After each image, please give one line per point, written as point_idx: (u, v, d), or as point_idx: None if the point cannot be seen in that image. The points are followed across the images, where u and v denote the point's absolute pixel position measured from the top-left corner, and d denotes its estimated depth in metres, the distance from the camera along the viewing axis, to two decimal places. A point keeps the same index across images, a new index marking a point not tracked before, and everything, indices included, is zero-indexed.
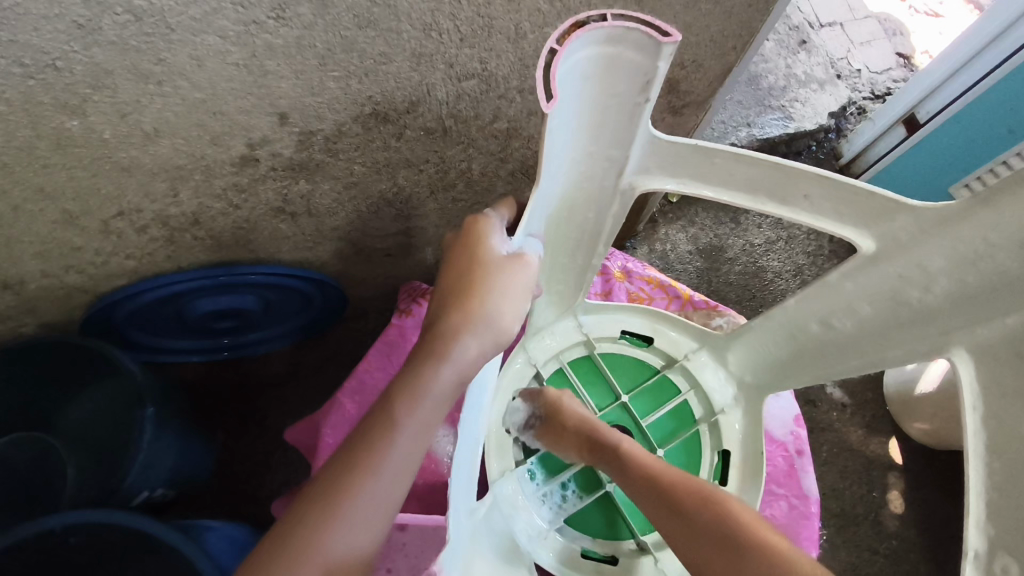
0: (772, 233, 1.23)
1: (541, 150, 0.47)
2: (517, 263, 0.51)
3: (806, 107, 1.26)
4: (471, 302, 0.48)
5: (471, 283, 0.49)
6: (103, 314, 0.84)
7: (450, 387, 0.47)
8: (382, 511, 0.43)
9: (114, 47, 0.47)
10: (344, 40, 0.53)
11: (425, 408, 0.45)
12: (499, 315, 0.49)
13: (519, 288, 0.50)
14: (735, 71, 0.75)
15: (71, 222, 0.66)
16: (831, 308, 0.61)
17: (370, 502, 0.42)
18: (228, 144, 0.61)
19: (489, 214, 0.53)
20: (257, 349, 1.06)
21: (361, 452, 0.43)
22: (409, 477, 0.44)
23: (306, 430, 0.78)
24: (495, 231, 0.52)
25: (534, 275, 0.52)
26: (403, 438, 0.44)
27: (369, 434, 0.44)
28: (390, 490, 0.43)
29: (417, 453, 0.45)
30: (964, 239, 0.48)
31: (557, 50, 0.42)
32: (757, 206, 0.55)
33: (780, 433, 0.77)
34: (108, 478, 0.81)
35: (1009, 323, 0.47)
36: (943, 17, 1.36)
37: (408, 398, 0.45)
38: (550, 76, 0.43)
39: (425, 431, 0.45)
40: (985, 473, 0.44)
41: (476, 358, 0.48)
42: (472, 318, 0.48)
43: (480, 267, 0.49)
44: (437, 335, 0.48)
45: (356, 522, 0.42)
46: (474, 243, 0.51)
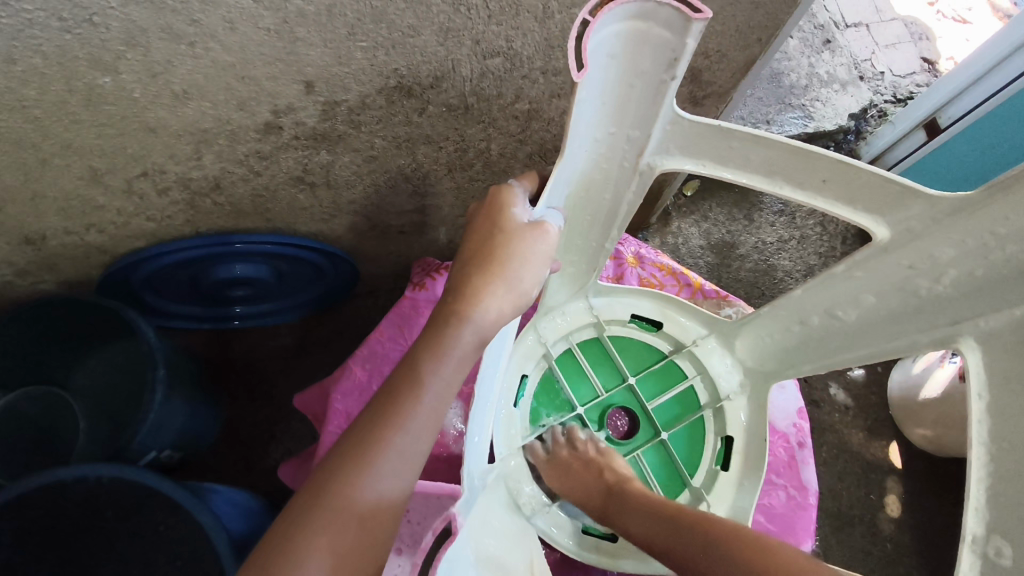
0: (785, 233, 1.23)
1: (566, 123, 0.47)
2: (537, 232, 0.51)
3: (826, 108, 1.25)
4: (492, 269, 0.49)
5: (491, 251, 0.50)
6: (122, 275, 0.85)
7: (470, 348, 0.48)
8: (409, 462, 0.44)
9: (150, 5, 0.48)
10: (374, 11, 0.54)
11: (447, 366, 0.47)
12: (519, 281, 0.50)
13: (539, 256, 0.51)
14: (758, 65, 0.75)
15: (96, 179, 0.67)
16: (836, 299, 0.62)
17: (398, 453, 0.44)
18: (254, 110, 0.62)
19: (513, 184, 0.54)
20: (268, 318, 1.07)
21: (388, 407, 0.45)
22: (432, 432, 0.46)
23: (317, 397, 0.80)
24: (517, 201, 0.52)
25: (553, 246, 0.52)
26: (427, 394, 0.46)
27: (395, 390, 0.46)
28: (416, 443, 0.45)
29: (440, 410, 0.46)
30: (974, 232, 0.48)
31: (588, 22, 0.42)
32: (774, 190, 0.56)
33: (782, 424, 0.77)
34: (118, 436, 0.82)
35: (1015, 314, 0.47)
36: (970, 24, 1.35)
37: (432, 358, 0.47)
38: (580, 48, 0.43)
39: (447, 388, 0.47)
40: (988, 460, 0.44)
41: (495, 320, 0.49)
42: (492, 285, 0.49)
43: (502, 234, 0.50)
44: (458, 297, 0.49)
45: (385, 472, 0.43)
46: (497, 211, 0.51)
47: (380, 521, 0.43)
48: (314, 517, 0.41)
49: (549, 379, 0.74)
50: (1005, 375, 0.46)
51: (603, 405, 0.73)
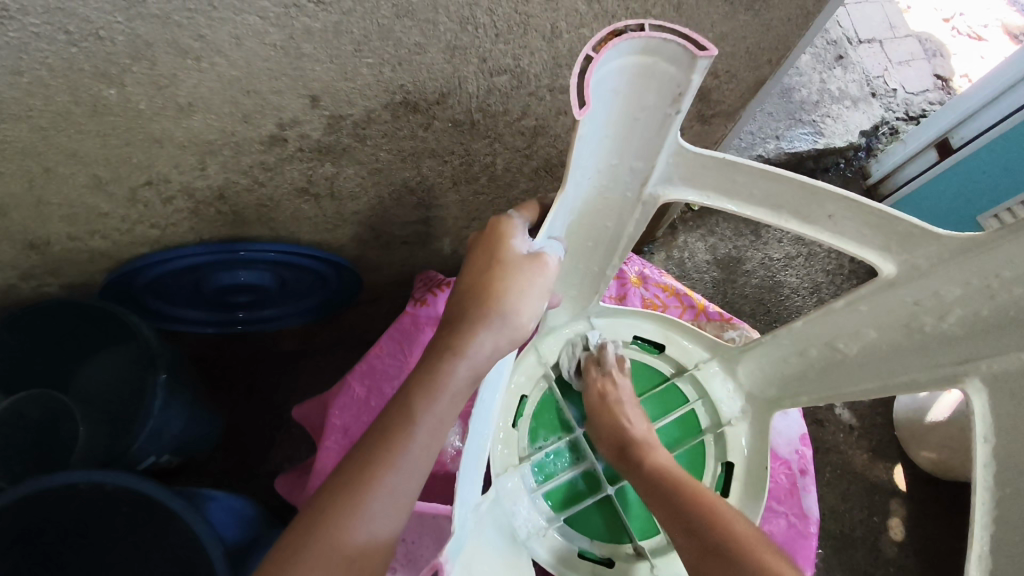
0: (792, 249, 1.22)
1: (569, 156, 0.47)
2: (535, 263, 0.51)
3: (836, 124, 1.24)
4: (490, 300, 0.49)
5: (489, 281, 0.49)
6: (125, 280, 0.85)
7: (466, 382, 0.48)
8: (400, 502, 0.44)
9: (156, 20, 0.48)
10: (381, 28, 0.54)
11: (441, 403, 0.46)
12: (516, 313, 0.49)
13: (536, 287, 0.51)
14: (768, 84, 0.75)
15: (100, 187, 0.67)
16: (839, 331, 0.61)
17: (388, 494, 0.43)
18: (259, 123, 0.62)
19: (512, 216, 0.53)
20: (270, 325, 1.07)
21: (379, 443, 0.44)
22: (425, 470, 0.45)
23: (316, 409, 0.79)
24: (517, 232, 0.52)
25: (552, 277, 0.52)
26: (422, 431, 0.45)
27: (390, 424, 0.45)
28: (408, 483, 0.44)
29: (434, 445, 0.46)
30: (979, 273, 0.47)
31: (593, 57, 0.42)
32: (780, 224, 0.55)
33: (785, 450, 0.76)
34: (118, 441, 0.82)
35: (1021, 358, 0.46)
36: (985, 42, 1.34)
37: (426, 391, 0.46)
38: (584, 84, 0.43)
39: (441, 424, 0.46)
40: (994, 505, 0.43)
41: (491, 352, 0.49)
42: (489, 315, 0.49)
43: (500, 266, 0.50)
44: (455, 329, 0.48)
45: (376, 512, 0.43)
46: (495, 243, 0.51)
47: (371, 562, 0.42)
48: (303, 557, 0.41)
49: (549, 402, 0.73)
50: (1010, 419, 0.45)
51: None
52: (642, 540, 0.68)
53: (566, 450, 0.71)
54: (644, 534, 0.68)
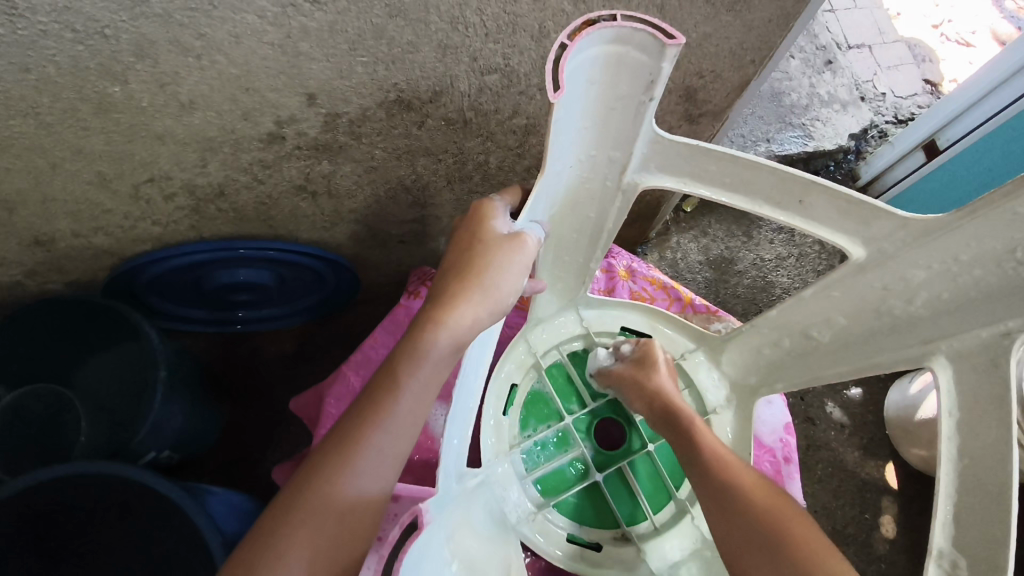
0: (783, 250, 1.24)
1: (546, 143, 0.49)
2: (515, 243, 0.52)
3: (826, 127, 1.26)
4: (470, 277, 0.51)
5: (470, 259, 0.51)
6: (127, 278, 0.87)
7: (447, 353, 0.49)
8: (387, 462, 0.47)
9: (160, 19, 0.50)
10: (375, 27, 0.56)
11: (424, 370, 0.48)
12: (496, 289, 0.51)
13: (516, 264, 0.52)
14: (753, 84, 0.77)
15: (104, 184, 0.69)
16: (812, 319, 0.63)
17: (376, 453, 0.46)
18: (258, 120, 0.64)
19: (494, 200, 0.56)
20: (268, 324, 1.08)
21: (367, 409, 0.47)
22: (411, 434, 0.48)
23: (312, 402, 0.81)
24: (497, 213, 0.54)
25: (531, 255, 0.53)
26: (405, 398, 0.48)
27: (375, 394, 0.48)
28: (394, 444, 0.47)
29: (418, 413, 0.48)
30: (938, 257, 0.50)
31: (567, 45, 0.45)
32: (754, 209, 0.57)
33: (769, 439, 0.78)
34: (120, 433, 0.84)
35: (979, 336, 0.49)
36: (973, 47, 1.37)
37: (408, 362, 0.48)
38: (557, 70, 0.45)
39: (424, 393, 0.49)
40: (956, 474, 0.47)
41: (472, 325, 0.50)
42: (469, 290, 0.50)
43: (480, 244, 0.52)
44: (436, 305, 0.50)
45: (364, 470, 0.46)
46: (477, 222, 0.54)
47: (361, 516, 0.45)
48: (296, 512, 0.44)
49: (538, 389, 0.74)
50: (986, 402, 0.48)
51: (590, 416, 0.74)
52: (629, 525, 0.69)
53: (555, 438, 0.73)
54: (632, 519, 0.70)
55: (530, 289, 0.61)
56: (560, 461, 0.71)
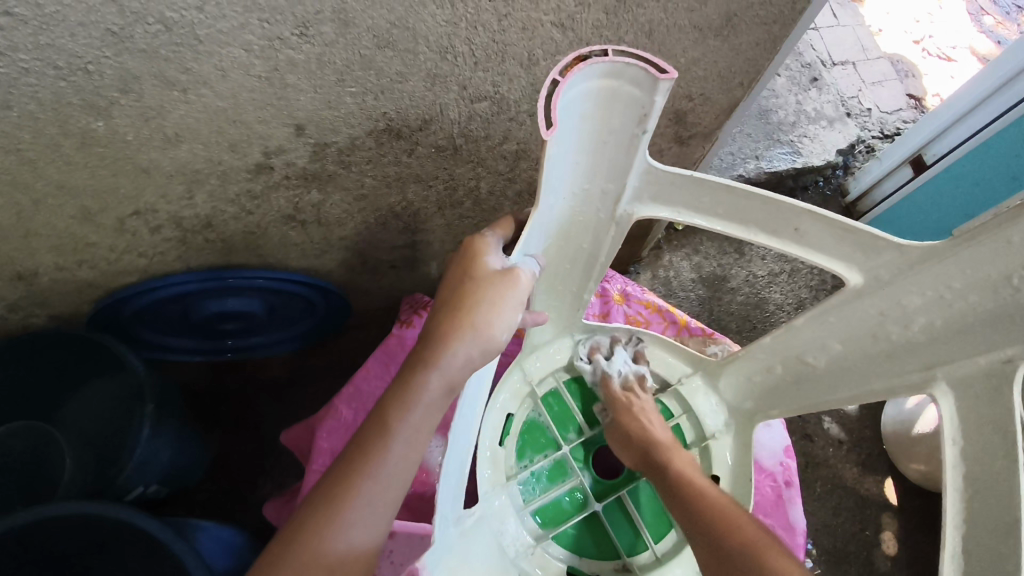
0: (775, 266, 1.24)
1: (539, 179, 0.48)
2: (507, 279, 0.51)
3: (814, 143, 1.27)
4: (462, 315, 0.50)
5: (463, 297, 0.50)
6: (114, 310, 0.86)
7: (439, 395, 0.49)
8: (378, 510, 0.45)
9: (144, 54, 0.50)
10: (363, 59, 0.55)
11: (416, 413, 0.48)
12: (489, 327, 0.50)
13: (510, 300, 0.51)
14: (742, 106, 0.77)
15: (88, 218, 0.68)
16: (808, 345, 0.63)
17: (367, 502, 0.45)
18: (245, 152, 0.63)
19: (487, 235, 0.55)
20: (259, 352, 1.07)
21: (358, 456, 0.46)
22: (405, 479, 0.47)
23: (304, 434, 0.79)
24: (490, 249, 0.53)
25: (524, 292, 0.53)
26: (396, 442, 0.47)
27: (365, 440, 0.47)
28: (386, 492, 0.46)
29: (412, 457, 0.47)
30: (932, 284, 0.50)
31: (560, 81, 0.44)
32: (749, 237, 0.56)
33: (769, 463, 0.77)
34: (107, 471, 0.81)
35: (978, 363, 0.49)
36: (954, 62, 1.39)
37: (400, 405, 0.47)
38: (550, 107, 0.44)
39: (417, 436, 0.47)
40: (960, 509, 0.46)
41: (464, 365, 0.49)
42: (462, 329, 0.49)
43: (472, 281, 0.51)
44: (428, 345, 0.50)
45: (354, 520, 0.44)
46: (470, 259, 0.53)
47: (352, 569, 0.44)
48: (285, 566, 0.43)
49: (535, 419, 0.74)
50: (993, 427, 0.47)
51: (588, 445, 0.73)
52: (629, 556, 0.69)
53: (554, 468, 0.72)
54: (632, 550, 0.69)
55: (529, 321, 0.59)
56: (559, 491, 0.70)
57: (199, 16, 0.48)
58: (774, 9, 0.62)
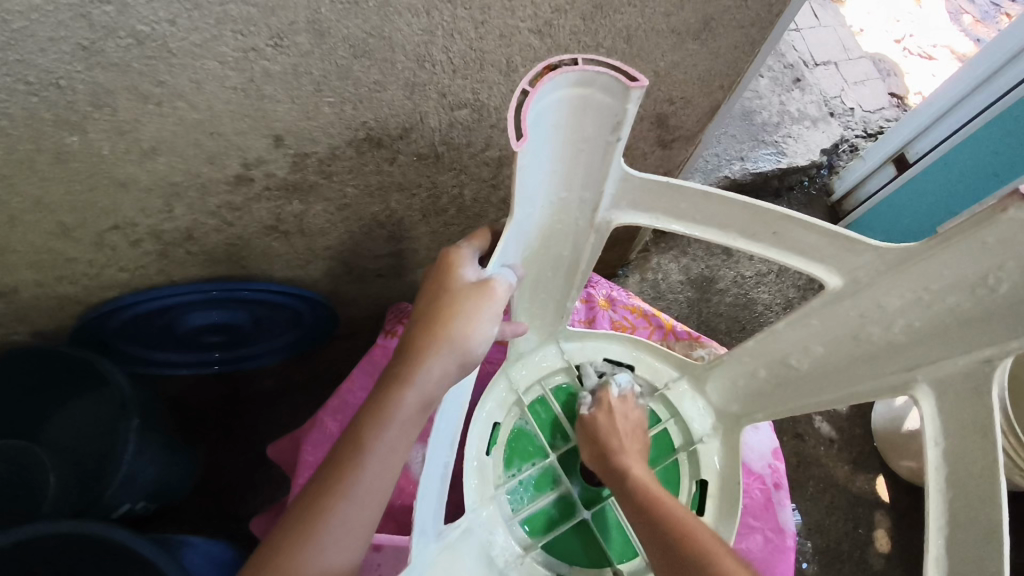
0: (763, 266, 1.25)
1: (513, 189, 0.48)
2: (483, 292, 0.51)
3: (798, 144, 1.27)
4: (436, 329, 0.49)
5: (437, 311, 0.50)
6: (96, 325, 0.85)
7: (414, 412, 0.48)
8: (352, 532, 0.45)
9: (117, 68, 0.49)
10: (340, 68, 0.55)
11: (390, 431, 0.47)
12: (465, 340, 0.50)
13: (486, 313, 0.51)
14: (723, 108, 0.77)
15: (66, 233, 0.67)
16: (791, 348, 0.63)
17: (340, 523, 0.45)
18: (224, 164, 0.63)
19: (462, 247, 0.55)
20: (245, 364, 1.06)
21: (332, 477, 0.46)
22: (379, 498, 0.47)
23: (290, 447, 0.79)
24: (466, 261, 0.53)
25: (501, 304, 0.52)
26: (371, 462, 0.46)
27: (339, 461, 0.47)
28: (359, 513, 0.46)
29: (387, 475, 0.47)
30: (910, 287, 0.50)
31: (530, 91, 0.44)
32: (728, 242, 0.56)
33: (758, 465, 0.77)
34: (92, 489, 0.80)
35: (958, 364, 0.50)
36: (935, 60, 1.40)
37: (374, 424, 0.47)
38: (521, 118, 0.45)
39: (392, 454, 0.47)
40: (946, 508, 0.47)
41: (441, 379, 0.49)
42: (437, 344, 0.49)
43: (447, 294, 0.51)
44: (403, 361, 0.49)
45: (327, 543, 0.44)
46: (445, 272, 0.53)
47: None
48: None
49: (522, 427, 0.73)
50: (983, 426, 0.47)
51: (576, 452, 0.73)
52: (620, 563, 0.68)
53: (540, 477, 0.71)
54: (622, 556, 0.69)
55: (508, 331, 0.60)
56: (545, 500, 0.70)
57: (170, 29, 0.47)
58: (751, 12, 0.62)
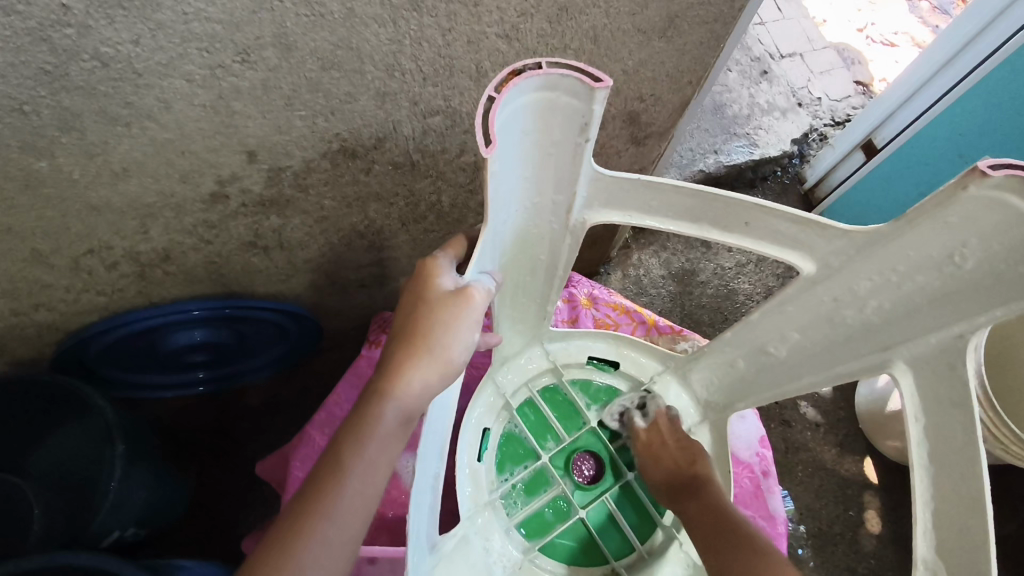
0: (742, 257, 1.26)
1: (484, 195, 0.49)
2: (461, 299, 0.51)
3: (769, 135, 1.29)
4: (417, 341, 0.50)
5: (416, 322, 0.50)
6: (76, 352, 0.84)
7: (395, 425, 0.49)
8: (335, 551, 0.45)
9: (82, 91, 0.49)
10: (309, 81, 0.55)
11: (371, 447, 0.47)
12: (446, 349, 0.50)
13: (465, 321, 0.51)
14: (693, 103, 0.78)
15: (40, 260, 0.66)
16: (768, 336, 0.65)
17: (321, 543, 0.45)
18: (197, 182, 0.63)
19: (439, 256, 0.55)
20: (232, 382, 1.05)
21: (313, 497, 0.46)
22: (362, 515, 0.47)
23: (277, 464, 0.78)
24: (443, 269, 0.53)
25: (479, 309, 0.52)
26: (352, 479, 0.47)
27: (322, 479, 0.47)
28: (341, 532, 0.46)
29: (369, 491, 0.47)
30: (879, 269, 0.52)
31: (495, 98, 0.45)
32: (702, 235, 0.57)
33: (745, 454, 0.78)
34: (79, 519, 0.79)
35: (930, 341, 0.51)
36: (897, 47, 1.43)
37: (353, 440, 0.47)
38: (488, 122, 0.45)
39: (374, 470, 0.48)
40: (931, 482, 0.50)
41: (421, 392, 0.49)
42: (417, 355, 0.49)
43: (425, 304, 0.51)
44: (384, 374, 0.49)
45: (311, 564, 0.44)
46: (422, 281, 0.53)
47: None
48: None
49: (511, 431, 0.73)
50: (961, 400, 0.48)
51: (567, 451, 0.73)
52: (616, 559, 0.69)
53: (532, 479, 0.72)
54: (618, 553, 0.70)
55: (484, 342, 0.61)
56: (539, 502, 0.70)
57: (134, 50, 0.47)
58: (714, 9, 0.63)
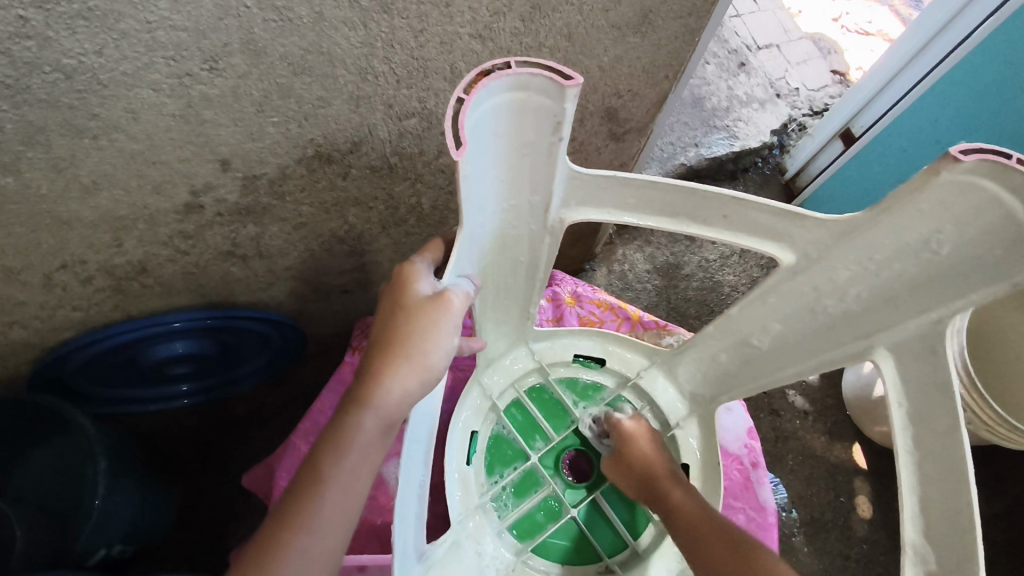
0: (726, 248, 1.27)
1: (459, 198, 0.48)
2: (438, 305, 0.50)
3: (748, 126, 1.30)
4: (395, 348, 0.49)
5: (394, 329, 0.50)
6: (54, 369, 0.82)
7: (376, 434, 0.48)
8: (315, 563, 0.45)
9: (46, 104, 0.47)
10: (280, 87, 0.54)
11: (351, 456, 0.47)
12: (425, 356, 0.49)
13: (444, 327, 0.50)
14: (671, 98, 0.78)
15: (12, 277, 0.65)
16: (751, 328, 0.65)
17: (300, 555, 0.44)
18: (171, 193, 0.62)
19: (416, 261, 0.54)
20: (216, 395, 1.04)
21: (292, 509, 0.45)
22: (343, 526, 0.46)
23: (264, 476, 0.77)
24: (420, 275, 0.53)
25: (458, 314, 0.51)
26: (331, 489, 0.46)
27: (302, 491, 0.46)
28: (322, 544, 0.45)
29: (349, 501, 0.47)
30: (856, 258, 0.52)
31: (465, 99, 0.44)
32: (682, 229, 0.57)
33: (734, 447, 0.78)
34: (64, 539, 0.78)
35: (910, 327, 0.52)
36: (872, 36, 1.45)
37: (333, 450, 0.47)
38: (458, 124, 0.45)
39: (354, 480, 0.47)
40: (916, 468, 0.50)
41: (401, 399, 0.49)
42: (395, 363, 0.49)
43: (402, 311, 0.50)
44: (363, 383, 0.49)
45: None
46: (400, 288, 0.52)
47: None
48: None
49: (499, 432, 0.73)
50: (942, 385, 0.49)
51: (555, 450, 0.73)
52: (609, 557, 0.69)
53: (521, 480, 0.71)
54: (610, 551, 0.70)
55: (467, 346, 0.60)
56: (528, 504, 0.70)
57: (99, 60, 0.46)
58: (687, 3, 0.63)
